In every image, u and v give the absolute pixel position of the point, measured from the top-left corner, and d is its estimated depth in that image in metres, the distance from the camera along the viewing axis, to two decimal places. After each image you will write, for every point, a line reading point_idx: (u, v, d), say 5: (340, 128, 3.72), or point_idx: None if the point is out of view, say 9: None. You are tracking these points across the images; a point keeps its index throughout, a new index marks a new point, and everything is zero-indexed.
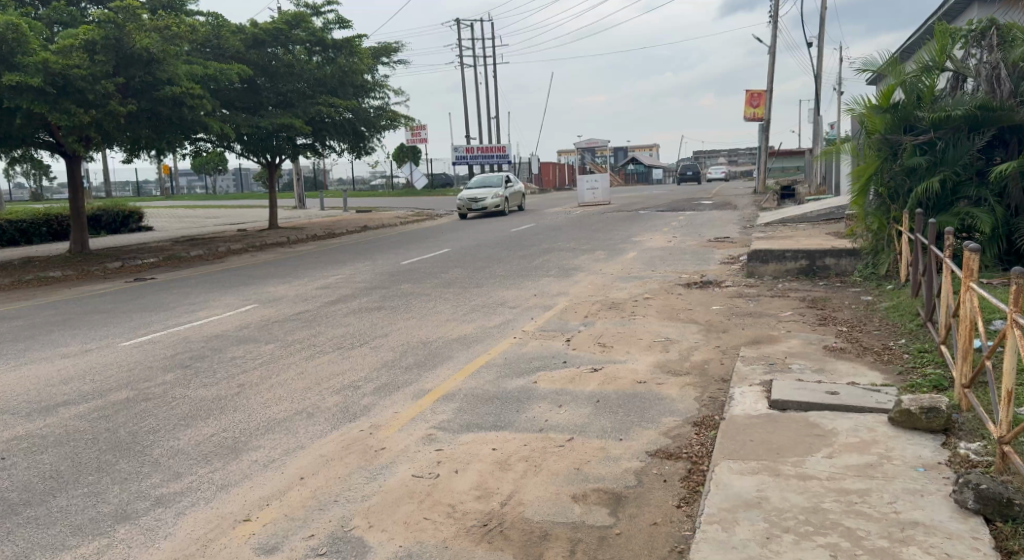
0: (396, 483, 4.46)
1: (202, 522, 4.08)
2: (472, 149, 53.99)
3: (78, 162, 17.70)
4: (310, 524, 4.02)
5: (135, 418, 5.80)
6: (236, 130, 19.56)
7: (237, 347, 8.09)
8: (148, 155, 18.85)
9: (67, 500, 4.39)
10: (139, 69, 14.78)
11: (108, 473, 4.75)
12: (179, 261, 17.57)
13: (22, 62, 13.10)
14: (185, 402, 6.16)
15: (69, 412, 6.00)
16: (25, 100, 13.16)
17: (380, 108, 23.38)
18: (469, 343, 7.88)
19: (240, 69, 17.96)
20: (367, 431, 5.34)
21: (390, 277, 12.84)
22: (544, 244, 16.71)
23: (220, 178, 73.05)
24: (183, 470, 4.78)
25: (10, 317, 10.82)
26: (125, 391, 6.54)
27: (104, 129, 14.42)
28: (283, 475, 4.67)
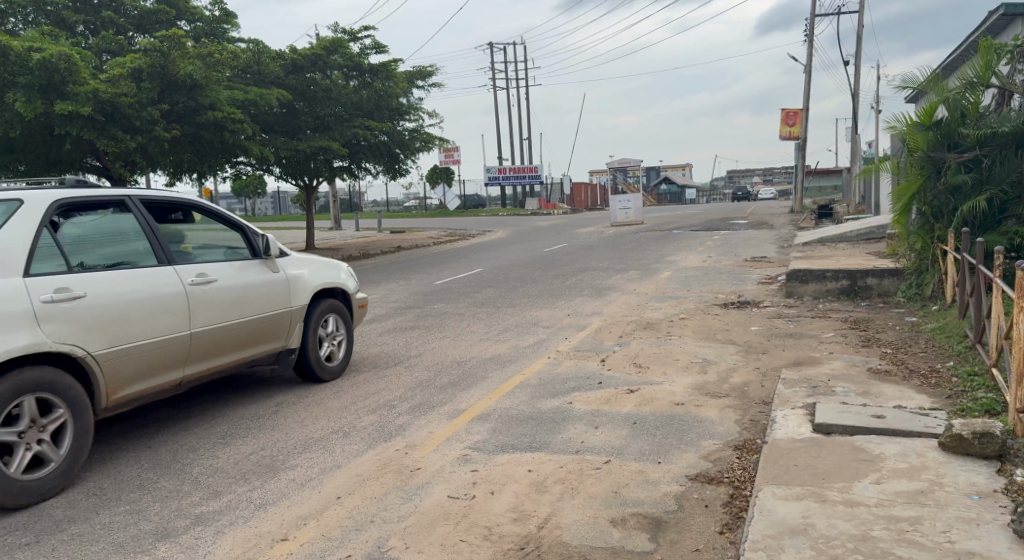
0: (432, 504, 4.43)
1: (240, 541, 4.10)
2: (504, 170, 54.17)
3: (123, 186, 18.15)
4: (346, 544, 4.02)
5: (176, 436, 5.88)
6: (275, 153, 19.94)
7: (276, 366, 8.17)
8: (189, 180, 19.26)
9: (111, 517, 4.45)
10: (183, 94, 15.18)
11: (149, 491, 4.82)
12: None
13: (73, 91, 13.50)
14: (225, 420, 6.24)
15: (112, 430, 6.10)
16: (74, 127, 13.61)
17: (415, 130, 23.60)
18: (503, 363, 7.85)
19: (279, 93, 18.29)
20: (402, 451, 5.34)
21: (424, 297, 12.87)
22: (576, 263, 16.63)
23: (259, 201, 74.63)
24: (222, 488, 4.82)
25: None
26: (166, 409, 6.63)
27: (149, 153, 14.87)
28: (320, 494, 4.68)
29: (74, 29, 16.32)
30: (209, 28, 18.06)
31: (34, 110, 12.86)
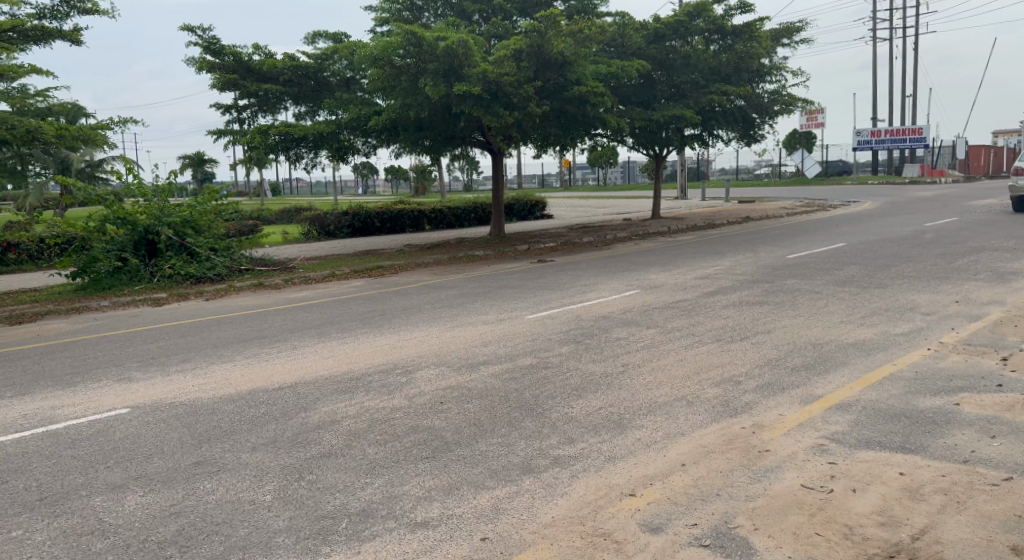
0: (784, 490, 4.21)
1: (592, 488, 4.35)
2: (879, 133, 48.57)
3: (501, 157, 20.22)
4: (692, 512, 4.03)
5: (537, 383, 6.44)
6: (631, 124, 20.43)
7: (623, 328, 8.47)
8: (555, 151, 20.74)
9: (487, 446, 5.06)
10: (554, 71, 16.34)
11: (516, 428, 5.36)
12: (574, 246, 19.06)
13: (469, 74, 15.23)
14: (579, 374, 6.66)
15: (488, 371, 6.92)
16: (467, 106, 15.45)
17: (776, 92, 22.29)
18: (869, 349, 7.11)
19: (640, 64, 18.63)
20: (750, 429, 5.16)
21: (777, 271, 12.23)
22: (1016, 230, 15.95)
23: (613, 169, 77.81)
24: (576, 436, 5.16)
25: (443, 287, 12.89)
26: (530, 358, 7.31)
27: (525, 126, 16.28)
28: (666, 457, 4.75)
29: (472, 18, 18.52)
30: (581, 5, 18.94)
31: (439, 92, 14.88)
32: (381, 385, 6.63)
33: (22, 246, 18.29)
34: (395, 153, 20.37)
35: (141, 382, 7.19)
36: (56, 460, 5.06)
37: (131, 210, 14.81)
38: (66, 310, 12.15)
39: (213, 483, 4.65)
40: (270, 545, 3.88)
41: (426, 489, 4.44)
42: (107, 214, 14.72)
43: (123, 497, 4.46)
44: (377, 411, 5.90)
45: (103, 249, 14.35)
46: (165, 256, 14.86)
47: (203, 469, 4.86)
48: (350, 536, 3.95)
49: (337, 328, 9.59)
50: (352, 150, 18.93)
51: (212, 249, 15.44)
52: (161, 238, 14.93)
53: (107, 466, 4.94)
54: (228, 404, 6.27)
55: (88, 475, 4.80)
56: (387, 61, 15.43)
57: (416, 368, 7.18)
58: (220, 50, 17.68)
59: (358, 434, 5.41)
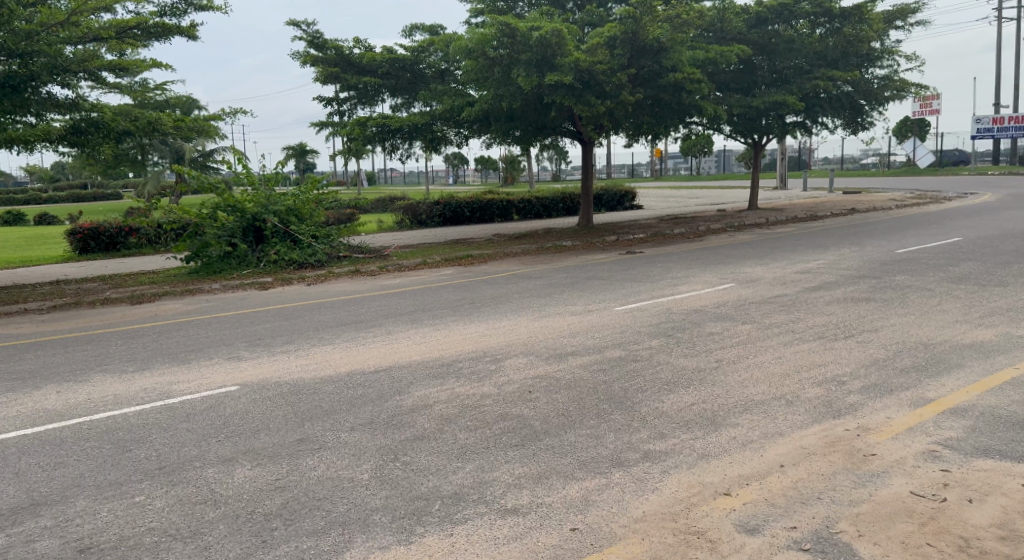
0: (891, 497, 4.01)
1: (684, 485, 4.28)
2: (1001, 120, 45.34)
3: (591, 147, 20.06)
4: (791, 515, 3.89)
5: (627, 376, 6.38)
6: (729, 111, 19.83)
7: (717, 323, 8.26)
8: (647, 140, 20.40)
9: (576, 437, 5.05)
10: (649, 58, 16.02)
11: (605, 421, 5.32)
12: (665, 237, 18.72)
13: (561, 63, 15.10)
14: (670, 368, 6.55)
15: (576, 362, 6.90)
16: (559, 95, 15.36)
17: (887, 77, 21.14)
18: (987, 352, 6.67)
19: (740, 49, 18.01)
20: (854, 432, 4.94)
21: (884, 267, 11.63)
22: None
23: (708, 159, 75.94)
24: (668, 432, 5.08)
25: (532, 277, 12.93)
26: (619, 350, 7.24)
27: (618, 115, 16.06)
28: (763, 457, 4.61)
29: (566, 6, 18.40)
30: None
31: (531, 82, 14.86)
32: (471, 372, 6.73)
33: (142, 230, 19.56)
34: (486, 143, 20.54)
35: (247, 361, 7.56)
36: (173, 432, 5.40)
37: (240, 198, 15.56)
38: (181, 292, 12.92)
39: (315, 460, 4.84)
40: (367, 522, 4.00)
41: (516, 477, 4.48)
42: (219, 202, 15.54)
43: (234, 469, 4.71)
44: (468, 398, 5.98)
45: (213, 234, 15.13)
46: (271, 243, 15.57)
47: (305, 446, 5.07)
48: (443, 518, 4.02)
49: (429, 315, 9.78)
50: (444, 141, 19.21)
51: (313, 236, 16.05)
52: (267, 225, 15.62)
53: (218, 440, 5.22)
54: (328, 385, 6.52)
55: (201, 447, 5.09)
56: (481, 53, 15.52)
57: (505, 356, 7.25)
58: (322, 43, 18.26)
59: (450, 419, 5.50)
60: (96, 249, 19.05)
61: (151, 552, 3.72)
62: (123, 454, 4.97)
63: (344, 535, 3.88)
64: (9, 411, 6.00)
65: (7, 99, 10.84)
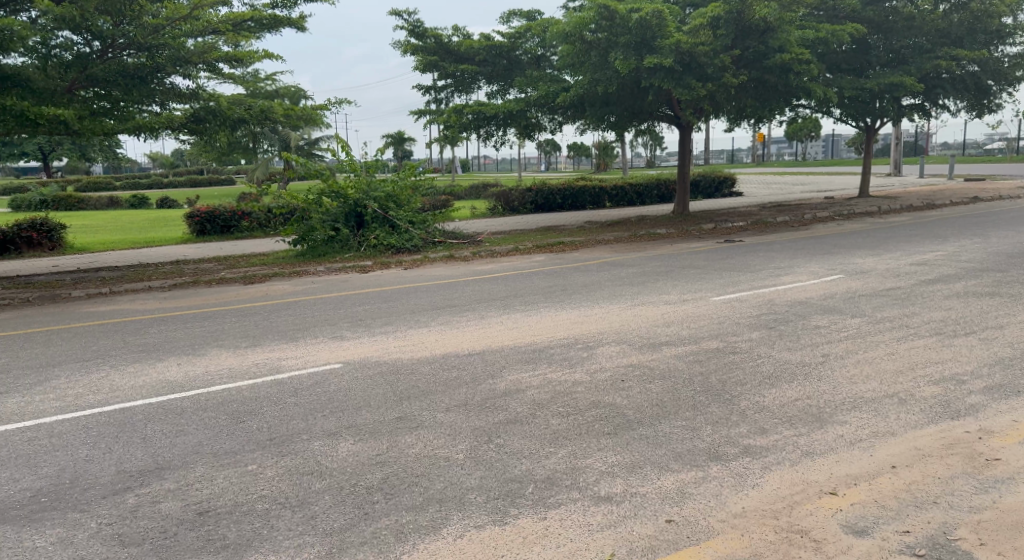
0: (1017, 505, 3.75)
1: (787, 482, 4.14)
2: None
3: (689, 132, 19.59)
4: (903, 518, 3.71)
5: (725, 368, 6.22)
6: (839, 93, 18.90)
7: (823, 316, 7.92)
8: (749, 124, 19.74)
9: (671, 428, 4.97)
10: (754, 39, 15.46)
11: (702, 413, 5.21)
12: (766, 226, 18.09)
13: (660, 46, 14.76)
14: (772, 361, 6.34)
15: (672, 351, 6.78)
16: (658, 79, 15.02)
17: (1019, 55, 19.60)
18: None
19: (853, 27, 17.10)
20: (974, 435, 4.63)
21: (1010, 259, 10.83)
22: None
23: (813, 145, 72.77)
24: (769, 427, 4.92)
25: (627, 264, 12.77)
26: (717, 341, 7.06)
27: (719, 98, 15.62)
28: (873, 457, 4.40)
29: None
30: None
31: (629, 65, 14.61)
32: (564, 358, 6.73)
33: (253, 215, 20.55)
34: (581, 130, 20.40)
35: (348, 341, 7.84)
36: (282, 406, 5.67)
37: (343, 184, 16.09)
38: (289, 273, 13.50)
39: (412, 438, 4.97)
40: (463, 501, 4.08)
41: (609, 465, 4.45)
42: (323, 188, 16.14)
43: (337, 443, 4.90)
44: (561, 384, 5.99)
45: (319, 219, 15.73)
46: (371, 228, 16.02)
47: (403, 425, 5.21)
48: (537, 501, 4.05)
49: (522, 300, 9.84)
50: (539, 127, 19.20)
51: (410, 222, 16.39)
52: (367, 211, 16.11)
53: (323, 414, 5.44)
54: (424, 366, 6.68)
55: (308, 421, 5.31)
56: (579, 37, 15.48)
57: (598, 344, 7.21)
58: (423, 32, 18.58)
59: (542, 404, 5.53)
60: (212, 232, 20.17)
61: (263, 518, 3.93)
62: (237, 425, 5.26)
63: (441, 512, 3.97)
64: (136, 380, 6.45)
65: (136, 89, 11.72)
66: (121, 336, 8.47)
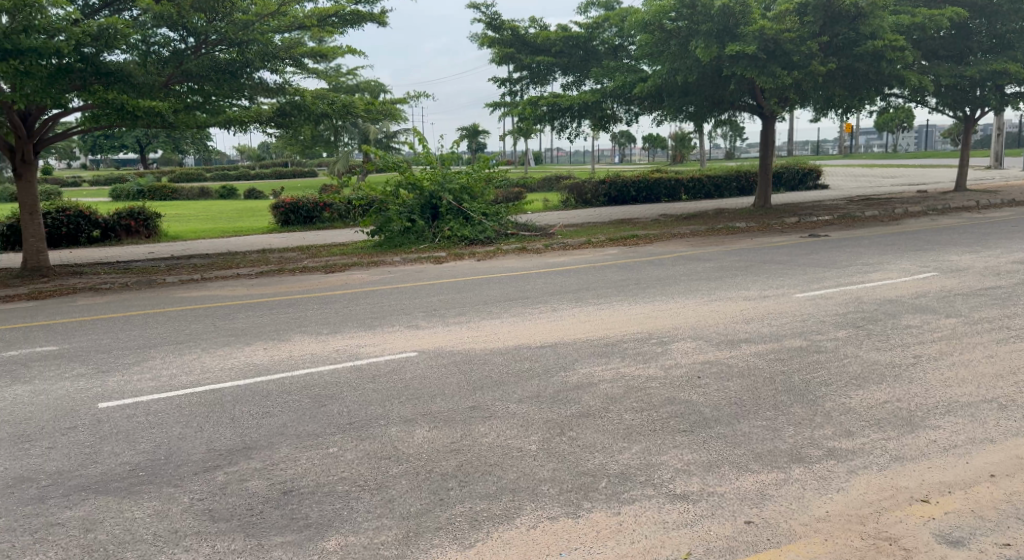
0: None
1: (874, 487, 3.98)
2: None
3: (772, 122, 19.01)
4: (1003, 530, 3.51)
5: (808, 367, 6.02)
6: (935, 81, 17.97)
7: (914, 315, 7.55)
8: (837, 114, 19.00)
9: (750, 427, 4.84)
10: (844, 25, 14.87)
11: (784, 413, 5.06)
12: (853, 220, 17.38)
13: (744, 33, 14.37)
14: (858, 361, 6.10)
15: (751, 349, 6.61)
16: (740, 67, 14.60)
17: None
18: None
19: (953, 11, 16.21)
20: None
21: None
22: None
23: (904, 136, 69.47)
24: (855, 429, 4.74)
25: (704, 259, 12.51)
26: (800, 339, 6.84)
27: (805, 86, 15.10)
28: (969, 465, 4.18)
29: None
30: None
31: (710, 54, 14.26)
32: (639, 353, 6.65)
33: (334, 206, 21.11)
34: (658, 120, 20.07)
35: (423, 329, 7.97)
36: (360, 391, 5.82)
37: (419, 176, 16.35)
38: (367, 263, 13.81)
39: (485, 427, 5.01)
40: (536, 492, 4.09)
41: (685, 463, 4.37)
42: (400, 180, 16.43)
43: (412, 429, 5.00)
44: (634, 378, 5.92)
45: (396, 211, 16.04)
46: (445, 219, 16.21)
47: (477, 414, 5.26)
48: (611, 496, 4.02)
49: (596, 293, 9.78)
50: (615, 119, 19.02)
51: (483, 213, 16.52)
52: (442, 203, 16.29)
53: (399, 401, 5.55)
54: (497, 357, 6.72)
55: (385, 407, 5.43)
56: (658, 25, 15.25)
57: (673, 339, 7.09)
58: (500, 25, 18.65)
59: (616, 398, 5.47)
60: (295, 222, 20.84)
61: (342, 500, 4.04)
62: (319, 408, 5.43)
63: (514, 502, 3.99)
64: (225, 363, 6.73)
65: (226, 84, 12.17)
66: (210, 320, 8.86)
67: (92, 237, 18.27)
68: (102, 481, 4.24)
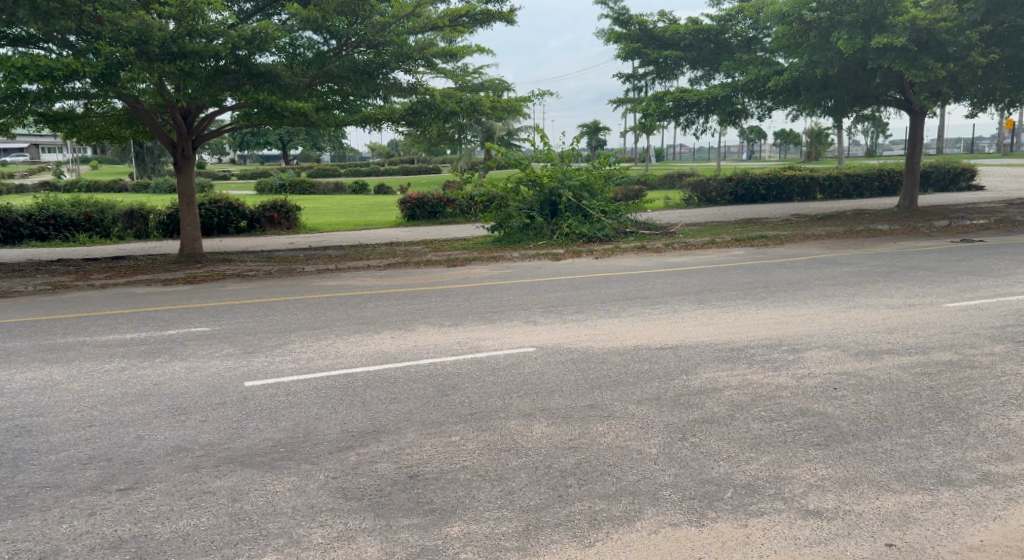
0: None
1: None
2: None
3: (921, 118, 17.73)
4: None
5: (960, 383, 5.57)
6: None
7: None
8: (997, 108, 17.47)
9: (892, 445, 4.54)
10: (1010, 12, 13.62)
11: (931, 432, 4.70)
12: (1013, 224, 15.92)
13: (892, 23, 13.43)
14: (1017, 380, 5.57)
15: (893, 361, 6.20)
16: (887, 60, 13.68)
17: None
18: None
19: None
20: None
21: None
22: None
23: None
24: (1014, 454, 4.34)
25: (840, 262, 11.85)
26: (950, 353, 6.34)
27: (962, 79, 13.97)
28: None
29: None
30: None
31: (854, 46, 13.45)
32: (768, 360, 6.38)
33: (456, 201, 21.60)
34: (792, 116, 19.19)
35: (542, 325, 8.01)
36: (481, 383, 5.92)
37: (540, 173, 16.43)
38: (486, 258, 14.01)
39: (604, 427, 4.97)
40: (658, 497, 4.01)
41: (819, 478, 4.16)
42: (521, 176, 16.61)
43: (532, 424, 5.03)
44: (762, 386, 5.69)
45: (515, 207, 16.20)
46: (564, 216, 16.19)
47: (596, 413, 5.23)
48: (737, 507, 3.89)
49: (722, 296, 9.47)
50: (745, 114, 18.37)
51: (602, 211, 16.37)
52: (562, 200, 16.27)
53: (519, 395, 5.60)
54: (617, 356, 6.65)
55: (505, 400, 5.49)
56: (797, 17, 14.58)
57: (805, 347, 6.76)
58: (627, 20, 18.39)
59: (743, 406, 5.29)
60: (420, 217, 21.47)
61: (465, 488, 4.12)
62: (442, 397, 5.57)
63: (635, 504, 3.93)
64: (356, 349, 7.04)
65: (363, 84, 12.68)
66: (341, 308, 9.29)
67: (238, 227, 19.61)
68: (247, 454, 4.54)
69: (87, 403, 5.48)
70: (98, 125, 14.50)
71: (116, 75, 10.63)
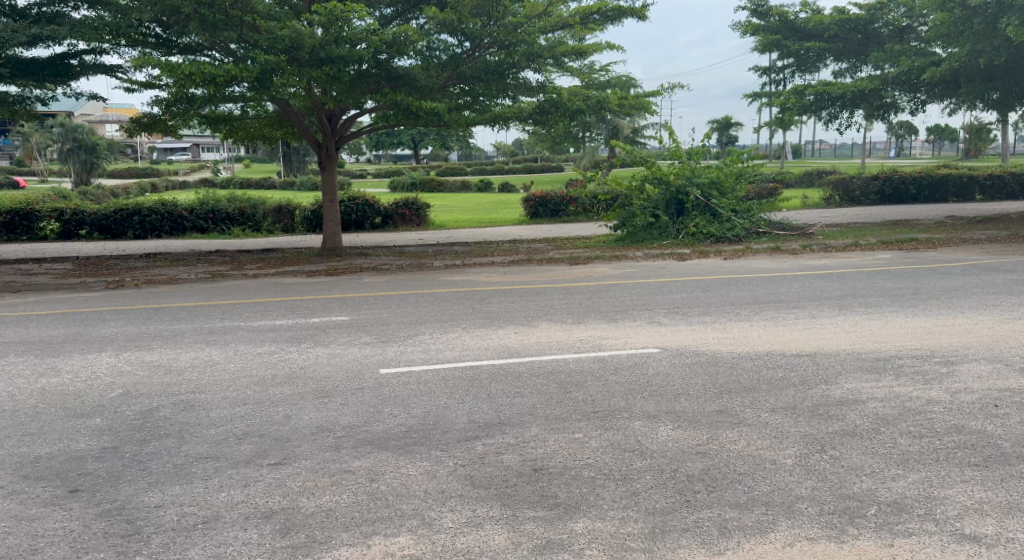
0: None
1: None
2: None
3: None
4: None
5: None
6: None
7: None
8: None
9: None
10: None
11: None
12: None
13: None
14: None
15: None
16: None
17: None
18: None
19: None
20: None
21: None
22: None
23: None
24: None
25: (1001, 269, 10.88)
26: None
27: None
28: None
29: None
30: None
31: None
32: (916, 372, 5.96)
33: (580, 200, 21.57)
34: (949, 109, 17.78)
35: (669, 326, 7.87)
36: (605, 382, 5.89)
37: (666, 171, 16.12)
38: (609, 257, 13.91)
39: (734, 433, 4.81)
40: (793, 509, 3.85)
41: (976, 501, 3.84)
42: (648, 174, 16.37)
43: (658, 426, 4.95)
44: (909, 400, 5.32)
45: (640, 205, 15.96)
46: (691, 215, 15.81)
47: (726, 418, 5.07)
48: (881, 525, 3.66)
49: (865, 301, 8.93)
50: (894, 108, 17.20)
51: (732, 210, 15.84)
52: (689, 198, 15.88)
53: (644, 396, 5.53)
54: (748, 361, 6.42)
55: (629, 400, 5.44)
56: None
57: (960, 359, 6.25)
58: (767, 11, 17.70)
59: (888, 419, 4.96)
60: (544, 215, 21.59)
61: (590, 485, 4.12)
62: (566, 394, 5.59)
63: (768, 515, 3.79)
64: (483, 343, 7.20)
65: (494, 84, 12.95)
66: (468, 303, 9.52)
67: (373, 223, 20.52)
68: (383, 437, 4.76)
69: (242, 383, 5.92)
70: (253, 128, 15.63)
71: (269, 80, 11.43)
